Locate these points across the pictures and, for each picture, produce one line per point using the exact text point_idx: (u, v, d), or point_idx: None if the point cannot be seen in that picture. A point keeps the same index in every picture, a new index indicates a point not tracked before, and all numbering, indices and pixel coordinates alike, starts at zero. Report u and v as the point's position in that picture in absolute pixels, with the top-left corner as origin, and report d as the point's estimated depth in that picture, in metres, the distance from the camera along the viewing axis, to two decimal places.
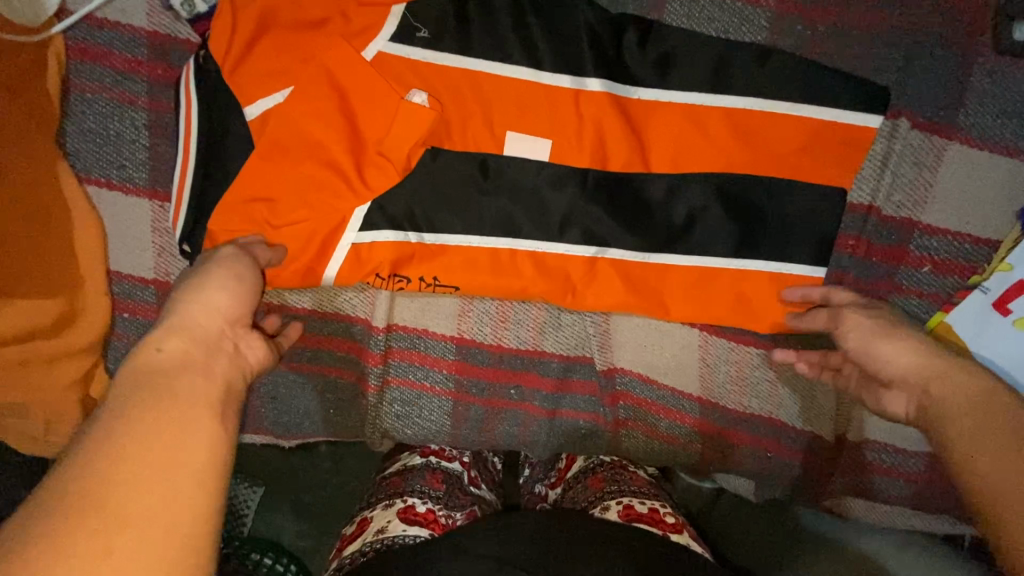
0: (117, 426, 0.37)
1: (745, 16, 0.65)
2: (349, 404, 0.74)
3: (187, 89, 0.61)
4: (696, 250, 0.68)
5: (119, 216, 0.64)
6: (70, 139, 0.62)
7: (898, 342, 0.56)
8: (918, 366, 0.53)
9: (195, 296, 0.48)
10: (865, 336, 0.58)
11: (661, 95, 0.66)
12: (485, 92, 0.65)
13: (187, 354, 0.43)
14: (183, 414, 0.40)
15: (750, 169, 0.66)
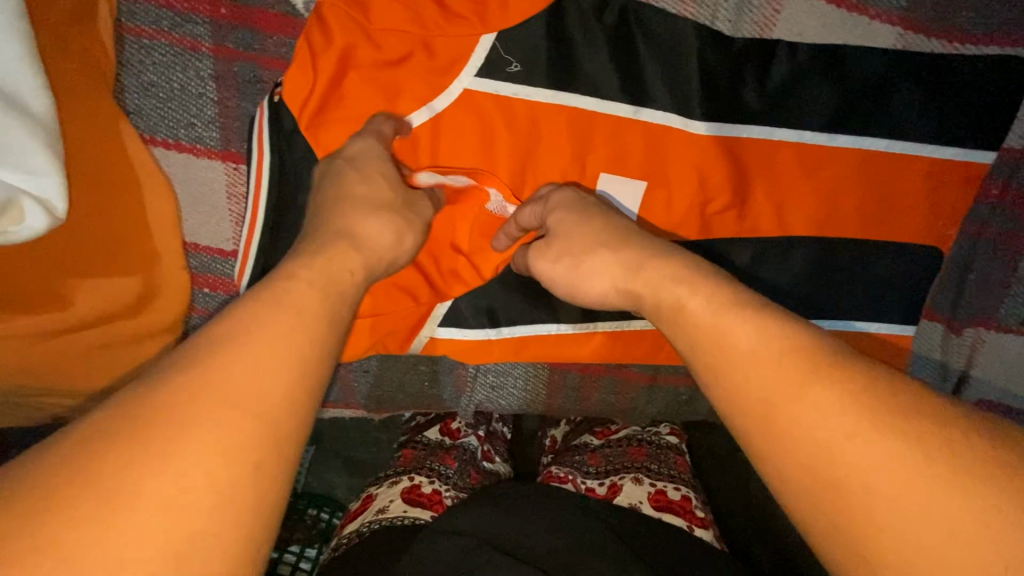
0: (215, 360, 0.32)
1: None
2: (442, 376, 0.70)
3: (260, 132, 0.54)
4: (795, 290, 0.67)
5: (191, 182, 0.58)
6: (129, 94, 0.55)
7: (591, 231, 0.51)
8: (632, 269, 0.47)
9: (371, 211, 0.48)
10: (565, 235, 0.52)
11: (771, 134, 0.61)
12: (584, 137, 0.60)
13: (340, 269, 0.42)
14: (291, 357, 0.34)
15: (852, 217, 0.64)
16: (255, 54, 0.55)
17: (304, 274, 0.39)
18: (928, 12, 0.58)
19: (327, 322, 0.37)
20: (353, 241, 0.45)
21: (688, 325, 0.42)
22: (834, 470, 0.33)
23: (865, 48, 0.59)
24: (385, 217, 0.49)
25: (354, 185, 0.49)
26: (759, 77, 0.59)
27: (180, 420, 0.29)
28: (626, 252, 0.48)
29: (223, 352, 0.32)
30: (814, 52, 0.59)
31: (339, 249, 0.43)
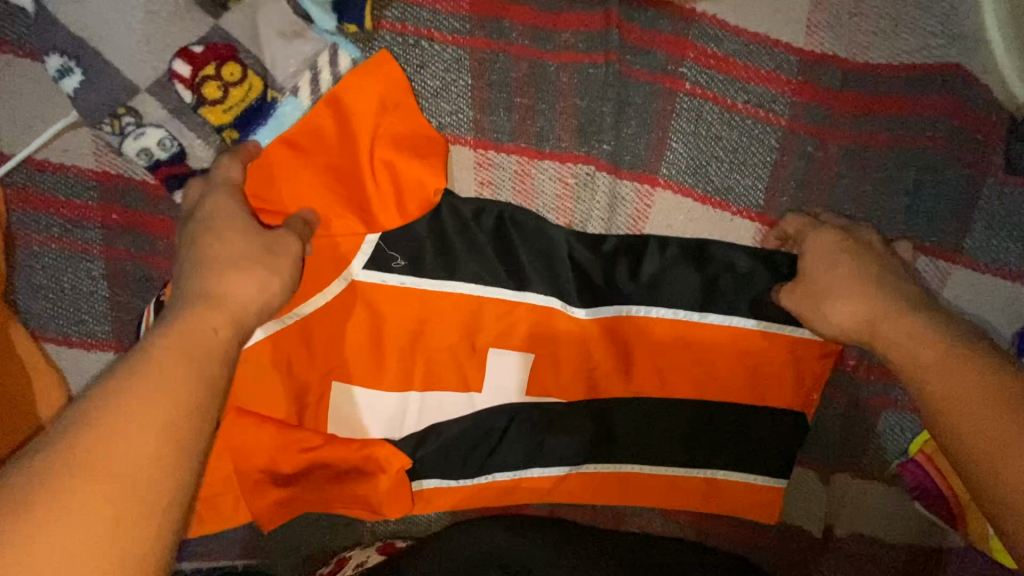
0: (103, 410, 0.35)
1: (755, 135, 0.62)
2: (344, 525, 0.74)
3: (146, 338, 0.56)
4: (679, 443, 0.72)
5: (83, 373, 0.59)
6: (19, 296, 0.57)
7: (859, 273, 0.57)
8: (878, 320, 0.55)
9: (234, 272, 0.45)
10: (823, 278, 0.59)
11: (647, 311, 0.66)
12: (472, 317, 0.64)
13: (200, 333, 0.41)
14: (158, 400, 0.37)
15: (726, 382, 0.69)
16: (146, 255, 0.58)
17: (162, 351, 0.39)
18: (782, 210, 0.64)
19: (198, 390, 0.39)
20: (216, 304, 0.43)
21: (911, 350, 0.52)
22: (993, 475, 0.42)
23: (728, 238, 0.65)
24: (257, 272, 0.46)
25: (207, 240, 0.47)
26: (632, 264, 0.64)
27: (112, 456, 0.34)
28: (885, 313, 0.55)
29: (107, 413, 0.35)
30: (682, 243, 0.64)
31: (200, 310, 0.42)
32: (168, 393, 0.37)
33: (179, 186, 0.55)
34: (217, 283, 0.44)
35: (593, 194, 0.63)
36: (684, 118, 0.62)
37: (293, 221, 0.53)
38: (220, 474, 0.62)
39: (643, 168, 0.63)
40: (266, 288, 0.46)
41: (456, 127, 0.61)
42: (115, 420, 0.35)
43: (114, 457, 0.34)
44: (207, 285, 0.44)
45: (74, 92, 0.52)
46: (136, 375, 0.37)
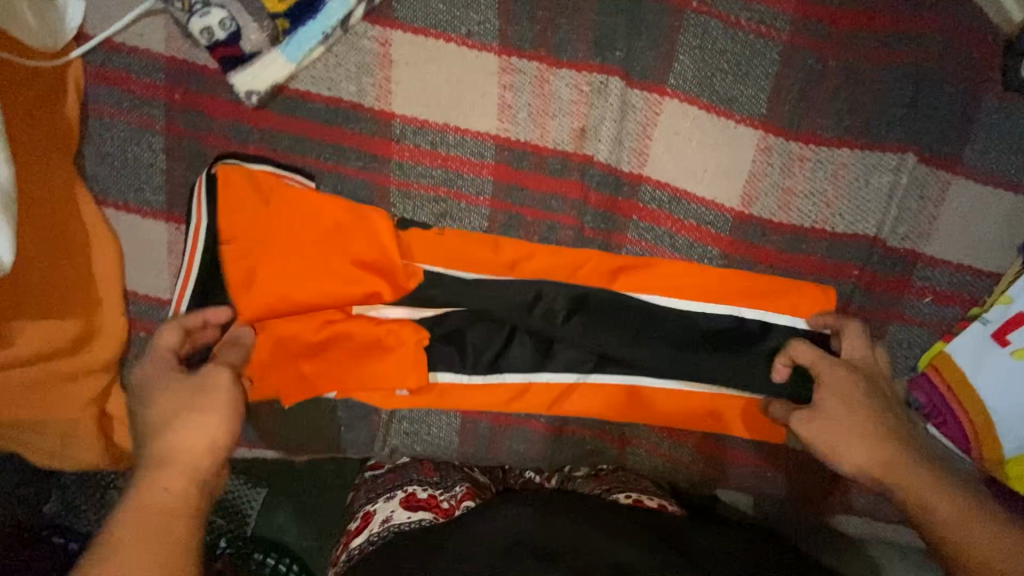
0: (112, 559, 0.42)
1: (756, 50, 0.67)
2: (360, 420, 0.73)
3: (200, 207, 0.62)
4: (689, 351, 0.73)
5: (137, 238, 0.65)
6: (88, 161, 0.63)
7: (866, 443, 0.57)
8: (898, 477, 0.55)
9: (180, 420, 0.49)
10: (837, 436, 0.58)
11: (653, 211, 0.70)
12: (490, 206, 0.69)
13: (159, 499, 0.46)
14: (158, 528, 0.44)
15: (731, 290, 0.72)
16: (201, 133, 0.64)
17: (132, 520, 0.44)
18: (783, 119, 0.68)
19: (186, 511, 0.46)
20: (170, 461, 0.48)
21: (958, 528, 0.52)
22: None
23: (732, 146, 0.69)
24: (198, 423, 0.49)
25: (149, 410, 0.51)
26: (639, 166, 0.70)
27: None
28: (960, 509, 0.52)
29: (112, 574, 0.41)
30: (688, 147, 0.69)
31: (153, 479, 0.47)
32: (163, 525, 0.44)
33: (236, 67, 0.62)
34: (169, 441, 0.49)
35: (606, 103, 0.68)
36: (691, 33, 0.67)
37: (228, 346, 0.62)
38: (248, 345, 0.66)
39: (653, 79, 0.68)
40: (216, 434, 0.49)
41: (483, 35, 0.66)
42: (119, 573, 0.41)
43: None
44: (159, 445, 0.48)
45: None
46: (135, 519, 0.44)
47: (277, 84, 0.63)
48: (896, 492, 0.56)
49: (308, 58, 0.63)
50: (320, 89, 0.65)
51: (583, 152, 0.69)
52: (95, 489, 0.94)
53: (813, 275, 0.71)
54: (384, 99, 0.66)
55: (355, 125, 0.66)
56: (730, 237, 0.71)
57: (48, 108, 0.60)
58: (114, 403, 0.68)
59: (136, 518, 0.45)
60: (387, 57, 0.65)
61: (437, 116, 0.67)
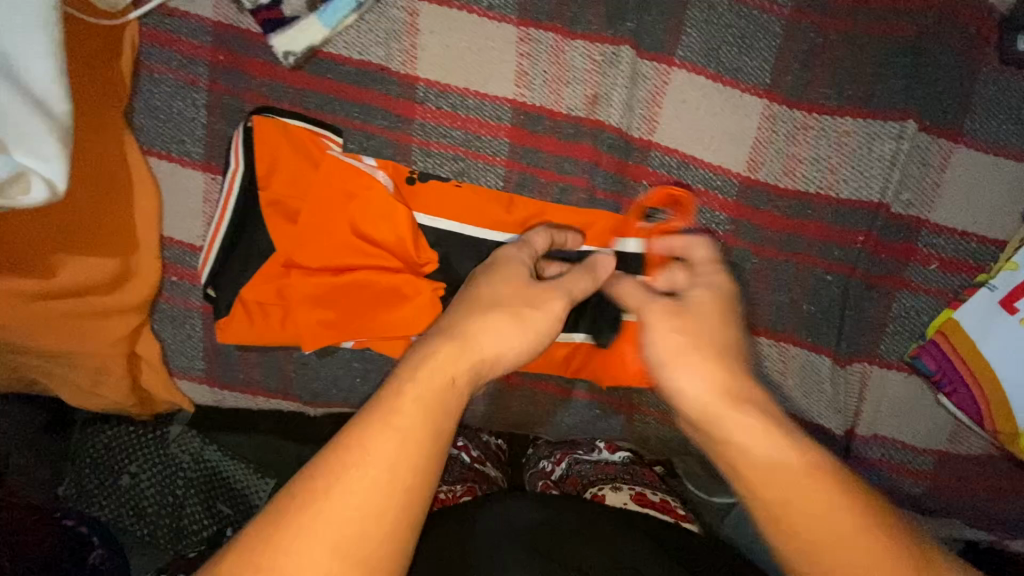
0: (387, 424, 0.43)
1: (761, 24, 0.71)
2: (376, 372, 0.75)
3: (238, 155, 0.66)
4: None
5: (176, 186, 0.70)
6: (137, 114, 0.69)
7: (704, 366, 0.50)
8: (711, 409, 0.49)
9: (501, 325, 0.50)
10: (665, 343, 0.52)
11: (664, 174, 0.74)
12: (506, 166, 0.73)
13: (437, 385, 0.45)
14: (427, 423, 0.44)
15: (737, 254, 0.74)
16: (240, 91, 0.69)
17: (413, 390, 0.45)
18: (787, 89, 0.71)
19: (439, 428, 0.44)
20: (462, 351, 0.48)
21: (771, 464, 0.46)
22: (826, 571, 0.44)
23: (737, 113, 0.72)
24: (511, 334, 0.50)
25: (484, 286, 0.53)
26: (647, 132, 0.73)
27: (370, 457, 0.42)
28: (739, 434, 0.48)
29: (372, 439, 0.42)
30: (695, 115, 0.72)
31: (447, 358, 0.47)
32: (427, 417, 0.44)
33: (276, 29, 0.67)
34: (484, 337, 0.49)
35: (618, 72, 0.72)
36: (697, 8, 0.71)
37: (583, 271, 0.57)
38: (270, 291, 0.68)
39: (662, 50, 0.72)
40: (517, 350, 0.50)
41: (503, 8, 0.71)
42: (382, 439, 0.42)
43: (381, 465, 0.42)
44: (479, 334, 0.49)
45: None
46: (421, 400, 0.44)
47: (312, 47, 0.68)
48: (707, 419, 0.49)
49: (341, 25, 0.69)
50: (351, 53, 0.70)
51: (596, 117, 0.72)
52: (104, 474, 0.91)
53: (816, 239, 0.73)
54: (409, 63, 0.71)
55: (382, 86, 0.71)
56: (737, 201, 0.74)
57: (106, 62, 0.66)
58: (146, 345, 0.72)
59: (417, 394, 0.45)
60: (415, 25, 0.70)
61: (458, 80, 0.71)
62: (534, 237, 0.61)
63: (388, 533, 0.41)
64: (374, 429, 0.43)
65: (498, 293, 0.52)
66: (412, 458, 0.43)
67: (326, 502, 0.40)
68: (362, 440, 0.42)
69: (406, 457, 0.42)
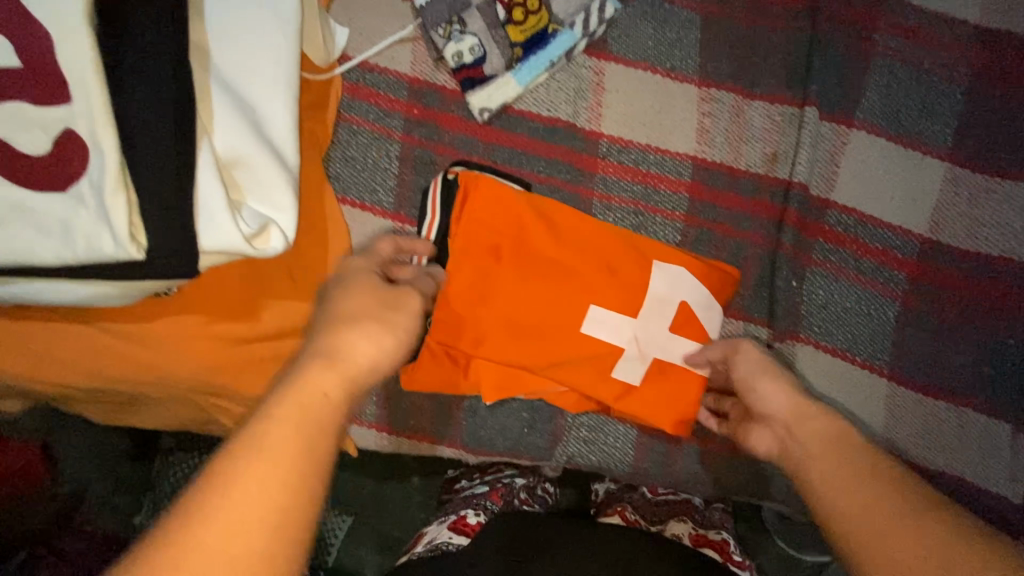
0: (263, 429, 0.38)
1: (941, 90, 0.72)
2: (545, 422, 0.76)
3: (433, 208, 0.68)
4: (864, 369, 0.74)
5: (365, 233, 0.71)
6: (333, 163, 0.71)
7: (784, 385, 0.59)
8: (801, 415, 0.55)
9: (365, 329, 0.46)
10: (751, 375, 0.62)
11: (845, 231, 0.73)
12: (686, 221, 0.73)
13: (313, 392, 0.41)
14: (306, 431, 0.39)
15: (916, 314, 0.73)
16: (433, 143, 0.71)
17: (281, 411, 0.39)
18: (969, 153, 0.72)
19: (315, 441, 0.39)
20: (332, 361, 0.43)
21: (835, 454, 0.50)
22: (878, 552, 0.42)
23: (918, 175, 0.73)
24: (378, 332, 0.47)
25: (341, 301, 0.49)
26: (824, 190, 0.73)
27: (243, 474, 0.36)
28: (839, 434, 0.52)
29: (248, 454, 0.37)
30: (872, 176, 0.73)
31: (316, 371, 0.42)
32: (302, 430, 0.39)
33: (475, 86, 0.70)
34: (346, 338, 0.45)
35: (797, 131, 0.73)
36: (877, 73, 0.73)
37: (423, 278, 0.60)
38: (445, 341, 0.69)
39: (842, 112, 0.73)
40: (387, 345, 0.47)
41: (685, 69, 0.73)
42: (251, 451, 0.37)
43: (257, 484, 0.36)
44: (339, 337, 0.45)
45: (425, 7, 0.68)
46: (294, 411, 0.40)
47: (504, 104, 0.71)
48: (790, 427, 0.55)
49: (534, 83, 0.71)
50: (539, 110, 0.72)
51: (774, 175, 0.73)
52: None
53: (997, 303, 0.72)
54: (594, 120, 0.72)
55: (568, 142, 0.72)
56: (918, 261, 0.73)
57: (315, 114, 0.68)
58: None
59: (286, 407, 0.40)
60: (601, 85, 0.72)
61: (639, 137, 0.73)
62: (380, 247, 0.59)
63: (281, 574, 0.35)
64: (245, 447, 0.37)
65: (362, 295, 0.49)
66: (285, 473, 0.37)
67: (176, 566, 0.33)
68: (227, 472, 0.36)
69: (286, 482, 0.37)
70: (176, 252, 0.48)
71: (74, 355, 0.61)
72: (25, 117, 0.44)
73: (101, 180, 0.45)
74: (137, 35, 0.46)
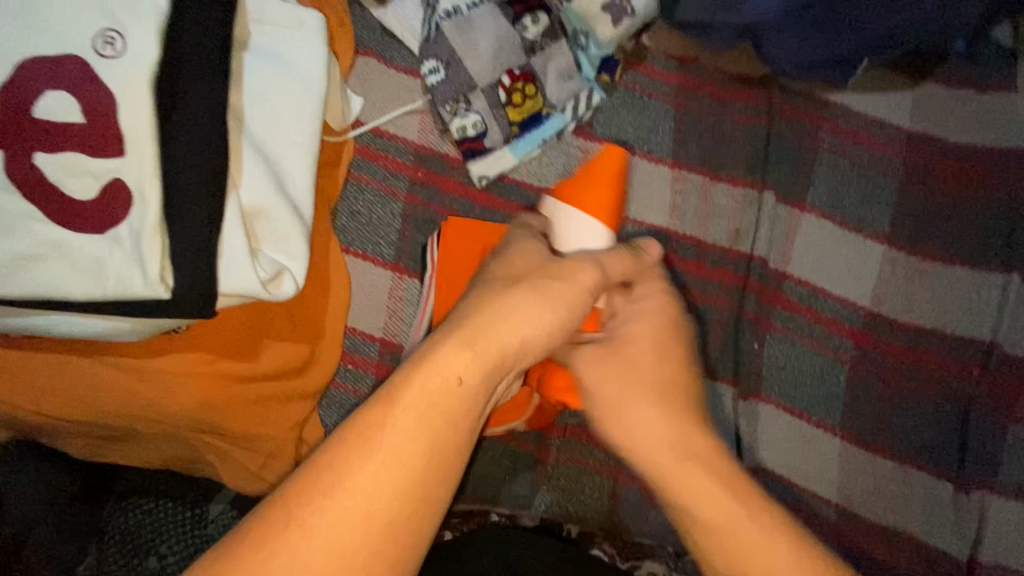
0: (387, 423, 0.41)
1: (877, 183, 0.84)
2: (525, 469, 0.79)
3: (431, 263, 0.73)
4: (818, 426, 0.81)
5: (365, 281, 0.77)
6: (341, 216, 0.77)
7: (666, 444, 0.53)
8: (721, 506, 0.50)
9: (506, 299, 0.48)
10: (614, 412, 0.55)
11: (799, 300, 0.82)
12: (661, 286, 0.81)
13: (445, 376, 0.43)
14: (431, 422, 0.42)
15: (863, 377, 0.81)
16: (434, 204, 0.78)
17: (407, 400, 0.42)
18: (902, 237, 0.83)
19: (434, 437, 0.42)
20: (471, 339, 0.45)
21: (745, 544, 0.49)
22: None
23: (860, 254, 0.83)
24: (532, 308, 0.48)
25: (499, 267, 0.53)
26: (780, 263, 0.82)
27: (363, 465, 0.40)
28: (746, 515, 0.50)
29: (370, 445, 0.40)
30: (821, 253, 0.83)
31: (455, 351, 0.44)
32: (427, 424, 0.42)
33: (476, 156, 0.78)
34: (487, 319, 0.46)
35: (756, 212, 0.83)
36: (824, 165, 0.84)
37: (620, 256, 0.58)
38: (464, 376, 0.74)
39: (795, 197, 0.83)
40: (537, 320, 0.48)
41: (660, 151, 0.83)
42: (375, 441, 0.41)
43: (378, 479, 0.40)
44: (478, 313, 0.47)
45: (435, 85, 0.77)
46: (422, 402, 0.42)
47: (502, 173, 0.79)
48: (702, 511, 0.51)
49: (529, 156, 0.79)
50: (532, 180, 0.80)
51: (738, 248, 0.82)
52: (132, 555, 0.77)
53: (933, 370, 0.80)
54: None
55: None
56: (863, 329, 0.82)
57: (328, 172, 0.75)
58: (311, 430, 0.74)
59: (412, 392, 0.42)
60: (587, 161, 0.82)
61: (619, 208, 0.82)
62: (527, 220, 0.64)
63: (401, 556, 0.40)
64: (370, 435, 0.41)
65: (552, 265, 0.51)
66: (404, 469, 0.40)
67: (311, 532, 0.38)
68: (349, 460, 0.40)
69: (404, 478, 0.40)
70: (198, 295, 0.52)
71: (73, 387, 0.63)
72: (79, 166, 0.49)
73: (140, 225, 0.49)
74: (186, 102, 0.52)
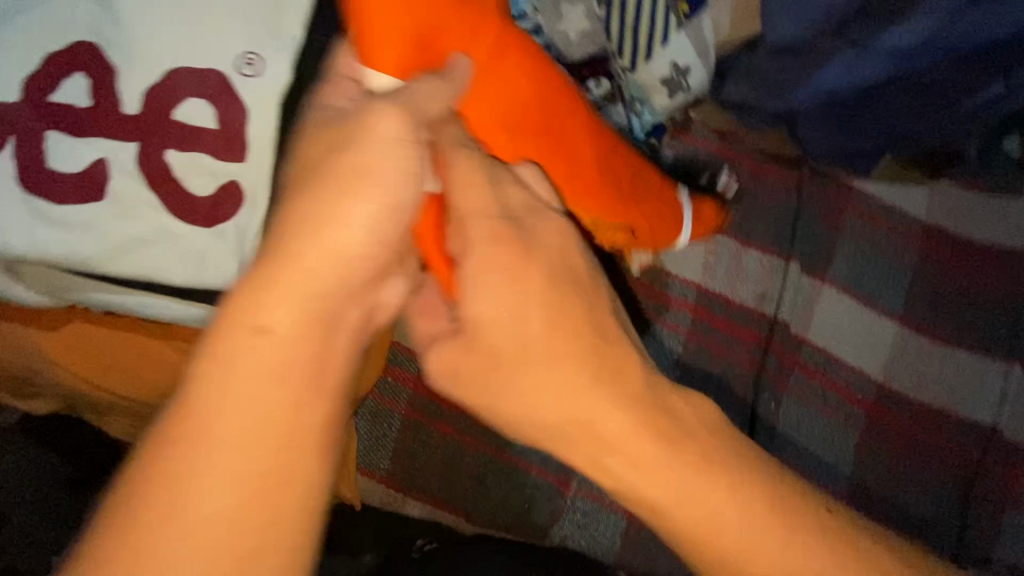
0: (194, 410, 0.34)
1: (893, 266, 0.91)
2: (543, 499, 0.82)
3: None
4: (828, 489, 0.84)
5: None
6: None
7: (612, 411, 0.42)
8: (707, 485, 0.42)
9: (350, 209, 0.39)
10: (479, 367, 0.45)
11: (816, 366, 0.87)
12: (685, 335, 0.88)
13: (251, 320, 0.36)
14: (235, 387, 0.35)
15: (871, 447, 0.85)
16: None
17: (208, 376, 0.35)
18: (913, 318, 0.89)
19: (251, 407, 0.35)
20: (293, 254, 0.37)
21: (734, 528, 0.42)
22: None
23: (874, 329, 0.89)
24: (364, 213, 0.39)
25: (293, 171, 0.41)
26: (800, 328, 0.88)
27: (184, 463, 0.34)
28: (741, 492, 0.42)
29: (183, 441, 0.34)
30: (838, 324, 0.88)
31: (268, 288, 0.36)
32: (248, 396, 0.35)
33: None
34: (311, 228, 0.38)
35: (782, 279, 0.89)
36: (846, 244, 0.91)
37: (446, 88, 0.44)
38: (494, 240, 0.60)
39: (818, 270, 0.90)
40: (373, 219, 0.39)
41: None
42: (184, 433, 0.34)
43: (204, 475, 0.34)
44: (293, 231, 0.38)
45: None
46: (221, 365, 0.35)
47: None
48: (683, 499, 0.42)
49: None
50: None
51: (762, 310, 0.88)
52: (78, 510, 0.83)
53: (938, 447, 0.84)
54: None
55: None
56: (873, 400, 0.87)
57: None
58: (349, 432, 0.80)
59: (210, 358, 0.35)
60: None
61: (654, 260, 0.89)
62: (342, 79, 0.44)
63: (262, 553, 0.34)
64: (178, 426, 0.34)
65: (318, 156, 0.40)
66: (231, 452, 0.34)
67: (150, 550, 0.32)
68: (155, 464, 0.33)
69: (237, 469, 0.34)
70: None
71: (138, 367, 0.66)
72: (202, 166, 0.54)
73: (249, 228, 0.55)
74: None
